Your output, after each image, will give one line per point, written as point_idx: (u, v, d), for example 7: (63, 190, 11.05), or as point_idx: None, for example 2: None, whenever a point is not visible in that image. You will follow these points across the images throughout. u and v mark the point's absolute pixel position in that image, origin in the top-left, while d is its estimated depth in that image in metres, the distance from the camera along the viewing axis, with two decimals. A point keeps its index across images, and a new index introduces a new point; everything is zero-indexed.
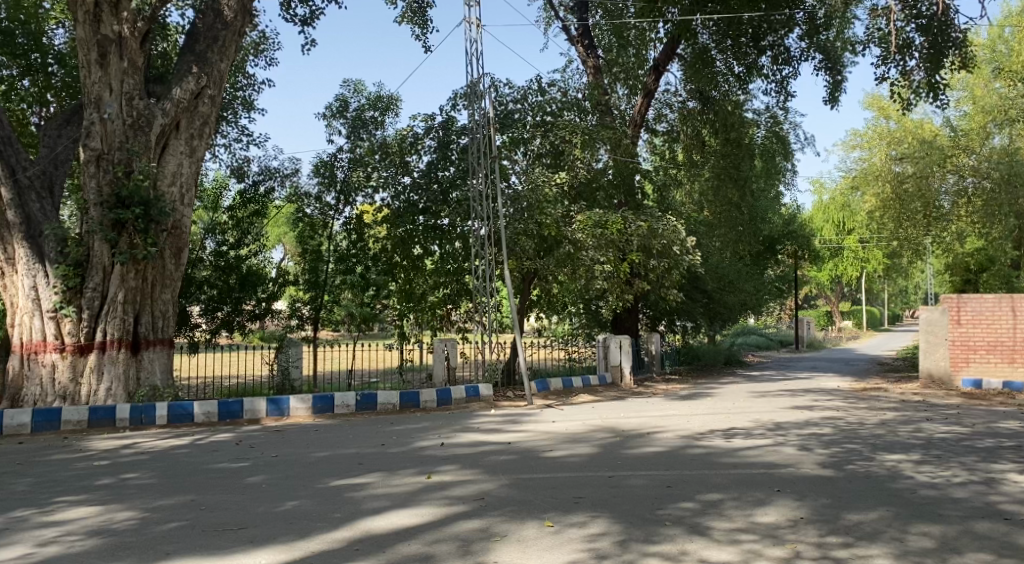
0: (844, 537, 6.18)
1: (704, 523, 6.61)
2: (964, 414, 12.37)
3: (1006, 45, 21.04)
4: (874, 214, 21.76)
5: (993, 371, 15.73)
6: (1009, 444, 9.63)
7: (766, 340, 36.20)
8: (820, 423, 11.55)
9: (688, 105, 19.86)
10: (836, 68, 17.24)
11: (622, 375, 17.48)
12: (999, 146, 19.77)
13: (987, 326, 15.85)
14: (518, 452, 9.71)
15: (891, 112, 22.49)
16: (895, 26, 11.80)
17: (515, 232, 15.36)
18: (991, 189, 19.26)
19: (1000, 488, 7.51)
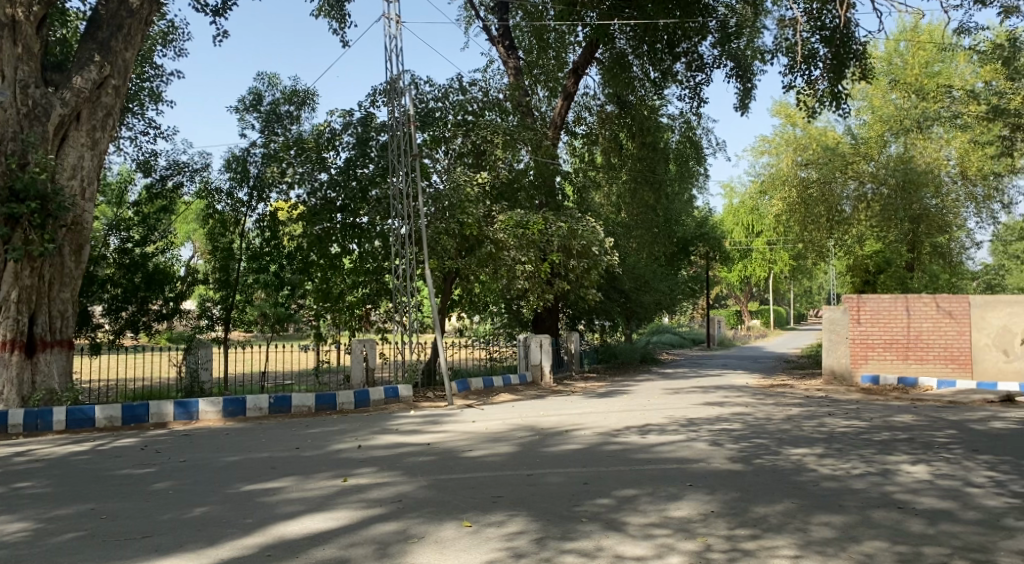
0: (752, 529, 6.39)
1: (620, 519, 6.71)
2: (862, 408, 13.01)
3: (902, 58, 22.18)
4: (781, 217, 22.83)
5: (890, 367, 16.59)
6: (902, 437, 10.18)
7: (680, 339, 37.18)
8: (730, 418, 11.93)
9: (607, 108, 20.24)
10: (746, 75, 17.74)
11: (542, 374, 17.56)
12: (895, 154, 20.86)
13: (884, 325, 16.69)
14: (436, 452, 9.63)
15: (797, 119, 23.38)
16: (799, 36, 12.25)
17: (436, 232, 15.19)
18: (887, 194, 20.46)
19: (895, 478, 7.92)
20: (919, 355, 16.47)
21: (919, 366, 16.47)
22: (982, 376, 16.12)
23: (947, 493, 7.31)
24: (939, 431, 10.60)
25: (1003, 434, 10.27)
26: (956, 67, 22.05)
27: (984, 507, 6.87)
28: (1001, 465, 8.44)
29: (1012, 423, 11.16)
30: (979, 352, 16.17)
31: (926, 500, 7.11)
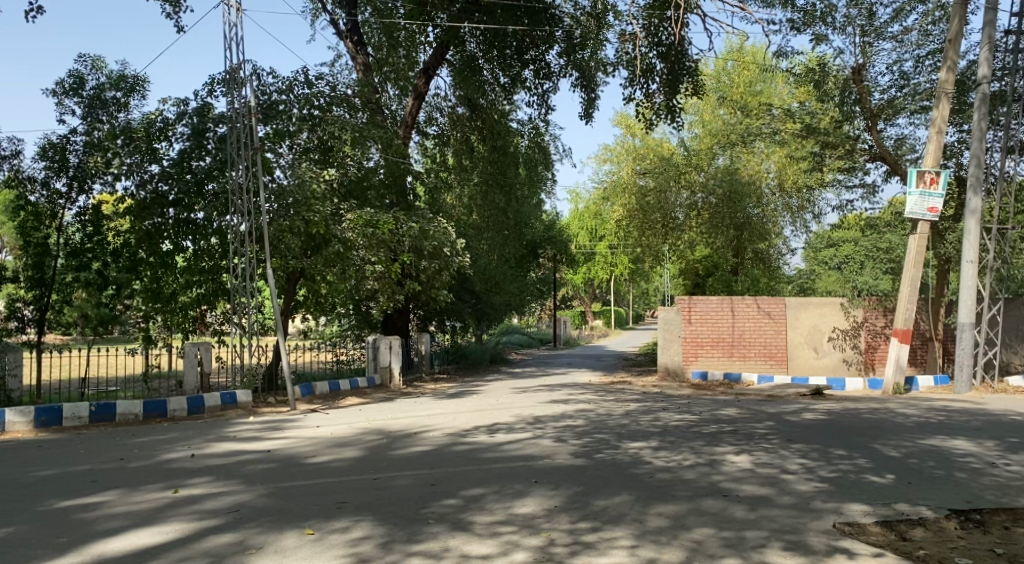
0: (593, 522, 6.64)
1: (467, 518, 6.76)
2: (693, 403, 13.87)
3: (728, 76, 23.92)
4: (622, 223, 23.99)
5: (717, 364, 17.78)
6: (728, 429, 10.95)
7: (527, 339, 38.08)
8: (574, 415, 12.31)
9: (458, 110, 20.32)
10: (590, 86, 18.37)
11: (391, 376, 17.33)
12: (723, 166, 22.24)
13: (711, 324, 17.89)
14: (278, 459, 9.26)
15: (636, 130, 24.41)
16: (639, 51, 12.81)
17: (279, 229, 14.54)
18: (715, 204, 21.99)
19: (721, 468, 8.50)
20: (743, 353, 17.75)
21: (742, 362, 17.76)
22: (795, 370, 17.75)
23: (765, 480, 7.94)
24: (760, 423, 11.49)
25: (813, 424, 11.29)
26: (775, 87, 24.04)
27: (797, 492, 7.52)
28: (812, 452, 9.27)
29: (821, 414, 12.29)
30: (793, 349, 17.73)
31: (748, 487, 7.68)
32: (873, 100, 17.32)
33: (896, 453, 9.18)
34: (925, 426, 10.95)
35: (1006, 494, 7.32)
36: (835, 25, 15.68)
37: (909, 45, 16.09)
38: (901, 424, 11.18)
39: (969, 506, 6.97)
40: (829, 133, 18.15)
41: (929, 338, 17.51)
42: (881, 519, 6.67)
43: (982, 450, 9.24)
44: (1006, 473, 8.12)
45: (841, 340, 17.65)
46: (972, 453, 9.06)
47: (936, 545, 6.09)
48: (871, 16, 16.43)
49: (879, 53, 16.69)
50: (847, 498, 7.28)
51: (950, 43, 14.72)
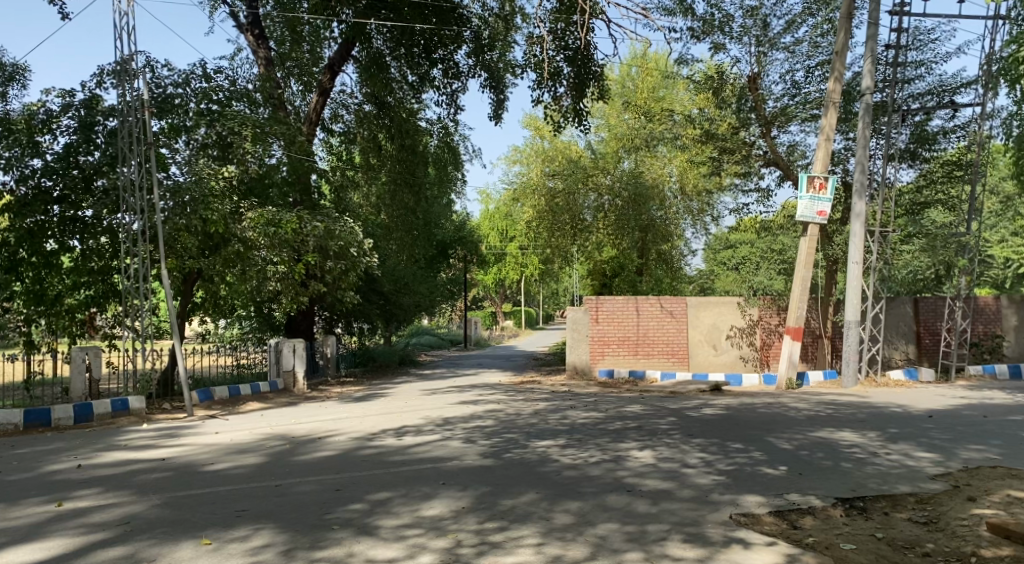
0: (500, 521, 6.66)
1: (372, 523, 6.66)
2: (600, 401, 14.13)
3: (633, 82, 24.54)
4: (532, 224, 24.29)
5: (623, 362, 18.16)
6: (632, 426, 11.21)
7: (437, 340, 37.91)
8: (483, 416, 12.32)
9: (364, 107, 19.73)
10: (499, 87, 18.42)
11: (295, 380, 16.87)
12: (628, 169, 22.82)
13: (617, 323, 18.24)
14: (173, 468, 8.87)
15: (545, 132, 24.59)
16: (547, 54, 12.92)
17: (175, 228, 14.01)
18: (621, 206, 22.53)
19: (625, 464, 8.69)
20: (646, 351, 18.19)
21: (646, 360, 18.20)
22: (696, 367, 18.35)
23: (667, 475, 8.17)
24: (663, 419, 11.81)
25: (712, 419, 11.69)
26: (678, 94, 24.74)
27: (697, 485, 7.76)
28: (711, 446, 9.59)
29: (720, 409, 12.74)
30: (694, 347, 18.33)
31: (651, 482, 7.88)
32: (767, 107, 18.10)
33: (788, 445, 9.61)
34: (815, 419, 11.51)
35: (887, 481, 7.78)
36: (731, 35, 16.29)
37: (801, 55, 16.88)
38: (793, 417, 11.71)
39: (853, 493, 7.37)
40: (727, 139, 18.66)
41: (818, 335, 18.46)
42: (774, 509, 6.97)
43: (866, 441, 9.79)
44: (888, 462, 8.62)
45: (739, 337, 18.34)
46: (857, 444, 9.59)
47: (823, 531, 6.43)
48: (765, 27, 17.13)
49: (772, 64, 17.46)
50: (743, 490, 7.57)
51: (837, 55, 15.53)
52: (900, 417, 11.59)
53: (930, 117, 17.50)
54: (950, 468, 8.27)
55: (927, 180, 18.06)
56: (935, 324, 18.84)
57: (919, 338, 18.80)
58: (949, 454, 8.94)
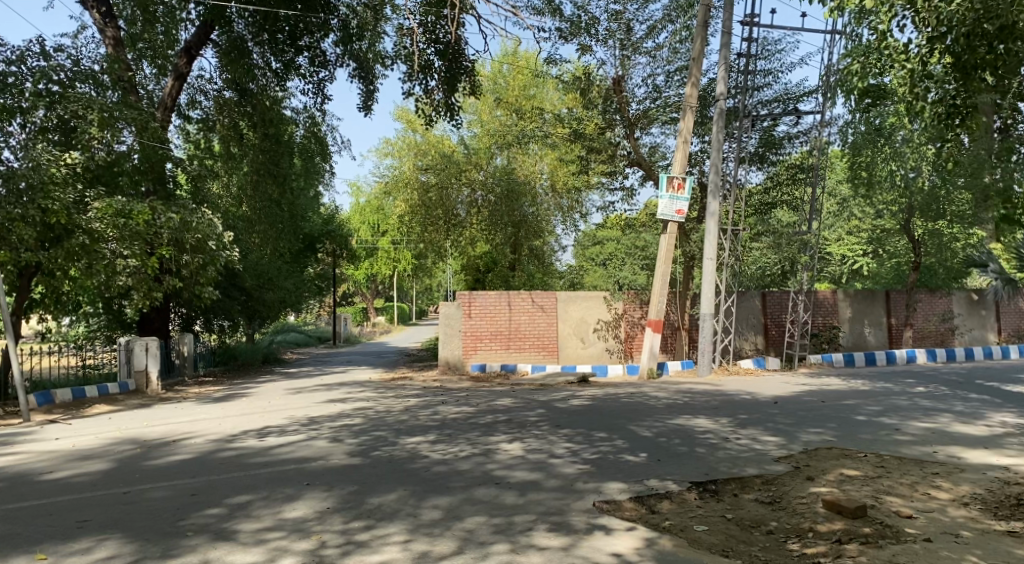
0: (366, 520, 6.56)
1: (231, 527, 6.39)
2: (470, 395, 14.18)
3: (504, 79, 24.58)
4: (404, 218, 24.03)
5: (494, 356, 18.30)
6: (502, 419, 11.32)
7: (305, 337, 36.84)
8: (351, 414, 12.08)
9: (224, 94, 19.00)
10: (369, 78, 18.03)
11: (148, 381, 15.92)
12: (501, 166, 22.95)
13: (490, 317, 18.34)
14: (6, 478, 8.15)
15: (417, 125, 24.35)
16: (416, 46, 12.72)
17: (8, 218, 12.80)
18: (494, 202, 22.74)
19: (494, 457, 8.77)
20: (518, 345, 18.46)
21: (518, 354, 18.46)
22: (565, 360, 18.80)
23: (535, 466, 8.32)
24: (531, 411, 12.01)
25: (578, 410, 12.01)
26: (547, 92, 25.15)
27: (562, 475, 7.96)
28: (577, 436, 9.86)
29: (586, 400, 13.11)
30: (563, 340, 18.78)
31: (519, 474, 8.00)
32: (630, 109, 18.86)
33: (648, 433, 10.03)
34: (674, 407, 12.07)
35: (736, 465, 8.27)
36: (597, 37, 16.76)
37: (661, 60, 17.59)
38: (653, 406, 12.24)
39: (706, 477, 7.79)
40: (594, 139, 19.17)
41: (677, 327, 19.46)
42: (634, 495, 7.25)
43: (719, 427, 10.37)
44: (738, 446, 9.17)
45: (605, 331, 19.04)
46: (710, 430, 10.14)
47: (679, 515, 6.76)
48: (628, 31, 17.74)
49: (635, 67, 18.10)
50: (606, 478, 7.83)
51: (695, 61, 16.30)
52: (749, 404, 12.36)
53: (777, 123, 18.71)
54: (793, 450, 8.90)
55: (774, 182, 19.28)
56: (779, 316, 20.21)
57: (767, 329, 20.11)
58: (792, 437, 9.62)
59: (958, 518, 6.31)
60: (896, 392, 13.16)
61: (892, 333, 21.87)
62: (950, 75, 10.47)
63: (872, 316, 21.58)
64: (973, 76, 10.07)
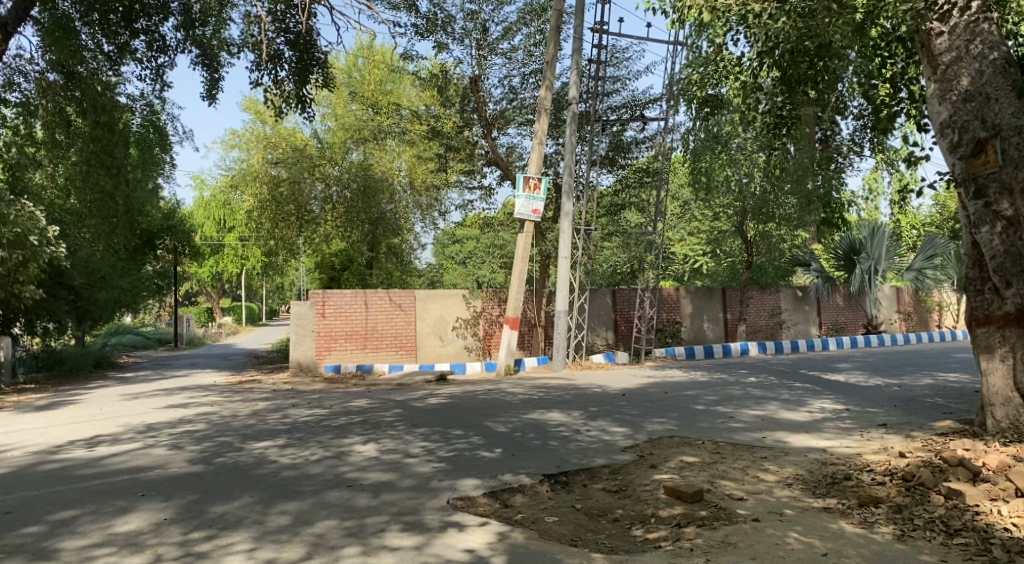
0: (207, 530, 6.23)
1: (52, 546, 5.88)
2: (323, 397, 13.80)
3: (359, 73, 24.66)
4: (253, 214, 23.07)
5: (349, 357, 17.88)
6: (356, 420, 11.11)
7: (142, 340, 34.52)
8: (193, 420, 11.44)
9: (49, 77, 16.90)
10: (214, 65, 16.83)
11: None
12: (357, 161, 22.41)
13: (345, 316, 17.89)
14: None
15: (266, 117, 23.48)
16: (264, 36, 12.21)
17: None
18: (350, 198, 22.26)
19: (347, 459, 8.59)
20: (375, 345, 18.15)
21: (374, 354, 18.14)
22: (423, 358, 18.72)
23: (389, 466, 8.22)
24: (387, 411, 11.85)
25: (434, 409, 11.98)
26: (404, 88, 25.08)
27: (417, 474, 7.90)
28: (433, 435, 9.84)
29: (443, 399, 13.10)
30: (421, 339, 18.69)
31: (372, 475, 7.88)
32: (487, 109, 18.99)
33: (504, 428, 10.17)
34: (529, 403, 12.31)
35: (586, 456, 8.54)
36: (453, 35, 16.78)
37: (517, 61, 17.88)
38: (509, 402, 12.40)
39: (557, 469, 7.99)
40: (451, 138, 19.22)
41: (533, 324, 19.92)
42: (488, 490, 7.31)
43: (571, 420, 10.67)
44: (588, 438, 9.49)
45: (463, 329, 19.12)
46: (563, 423, 10.41)
47: (531, 508, 6.91)
48: (484, 31, 17.91)
49: (492, 68, 18.30)
50: (460, 474, 7.86)
51: (548, 64, 16.67)
52: (599, 397, 12.82)
53: (626, 128, 19.53)
54: (639, 440, 9.31)
55: (622, 184, 20.11)
56: (628, 312, 21.10)
57: (617, 325, 20.94)
58: (638, 427, 10.07)
59: (782, 497, 6.83)
60: (732, 382, 14.10)
61: (728, 328, 23.37)
62: (778, 89, 11.62)
63: (711, 312, 23.00)
64: (797, 89, 11.27)
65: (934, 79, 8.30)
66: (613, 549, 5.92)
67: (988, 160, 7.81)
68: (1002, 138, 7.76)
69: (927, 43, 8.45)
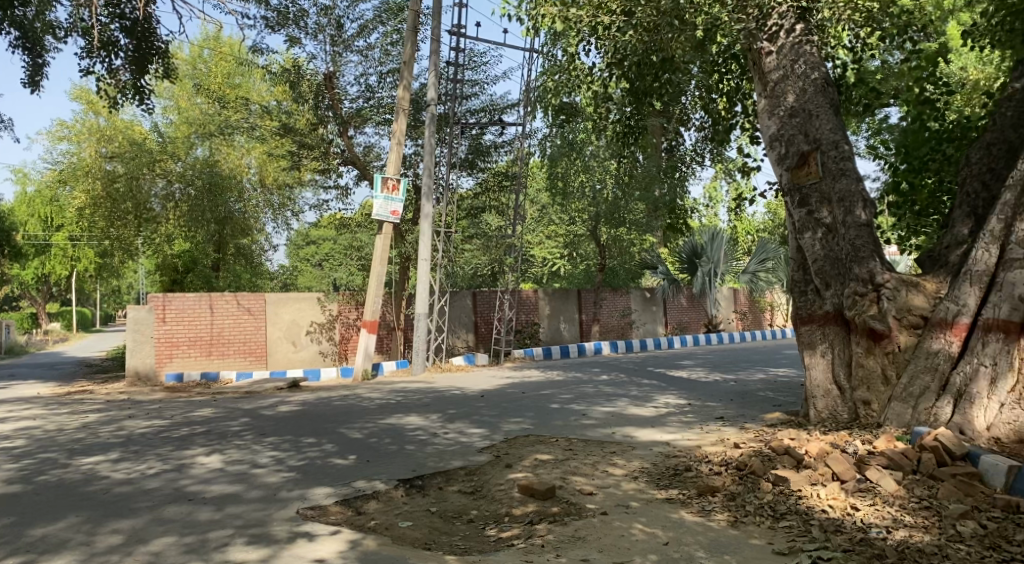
0: (24, 555, 5.69)
1: None
2: (164, 407, 12.99)
3: (205, 65, 23.70)
4: (85, 212, 21.61)
5: (194, 364, 16.94)
6: (201, 430, 10.53)
7: None
8: (11, 435, 10.43)
9: None
10: (37, 50, 15.50)
11: None
12: (201, 157, 21.19)
13: (188, 322, 16.90)
14: None
15: (99, 108, 22.38)
16: (96, 21, 11.34)
17: None
18: (195, 195, 20.55)
19: (189, 471, 8.12)
20: (221, 351, 17.29)
21: (221, 361, 17.28)
22: (275, 365, 18.02)
23: (235, 478, 7.84)
24: (234, 420, 11.32)
25: (286, 416, 11.58)
26: (254, 82, 24.46)
27: (265, 484, 7.60)
28: (283, 443, 9.49)
29: (295, 405, 12.69)
30: (273, 345, 17.98)
31: (216, 487, 7.50)
32: (342, 107, 18.52)
33: (359, 434, 9.97)
34: (385, 407, 12.15)
35: (442, 458, 8.53)
36: (306, 30, 16.30)
37: (373, 60, 17.62)
38: (366, 407, 12.19)
39: (412, 473, 7.92)
40: (306, 135, 18.70)
41: (392, 327, 19.62)
42: (340, 498, 7.14)
43: (428, 423, 10.62)
44: (444, 440, 9.47)
45: (318, 333, 18.60)
46: (420, 427, 10.35)
47: (384, 513, 6.81)
48: (339, 28, 17.53)
49: (347, 65, 17.93)
50: (312, 483, 7.63)
51: (405, 64, 16.52)
52: (457, 399, 12.84)
53: (485, 131, 19.72)
54: (495, 440, 9.40)
55: (482, 188, 20.37)
56: (488, 313, 21.33)
57: (476, 327, 21.08)
58: (494, 428, 10.18)
59: (629, 490, 7.11)
60: (585, 381, 14.51)
61: (583, 328, 24.12)
62: (627, 100, 12.20)
63: (567, 313, 23.62)
64: (644, 100, 11.88)
65: (764, 95, 8.96)
66: (466, 551, 5.92)
67: (810, 171, 8.51)
68: (822, 151, 8.46)
69: (759, 62, 9.15)
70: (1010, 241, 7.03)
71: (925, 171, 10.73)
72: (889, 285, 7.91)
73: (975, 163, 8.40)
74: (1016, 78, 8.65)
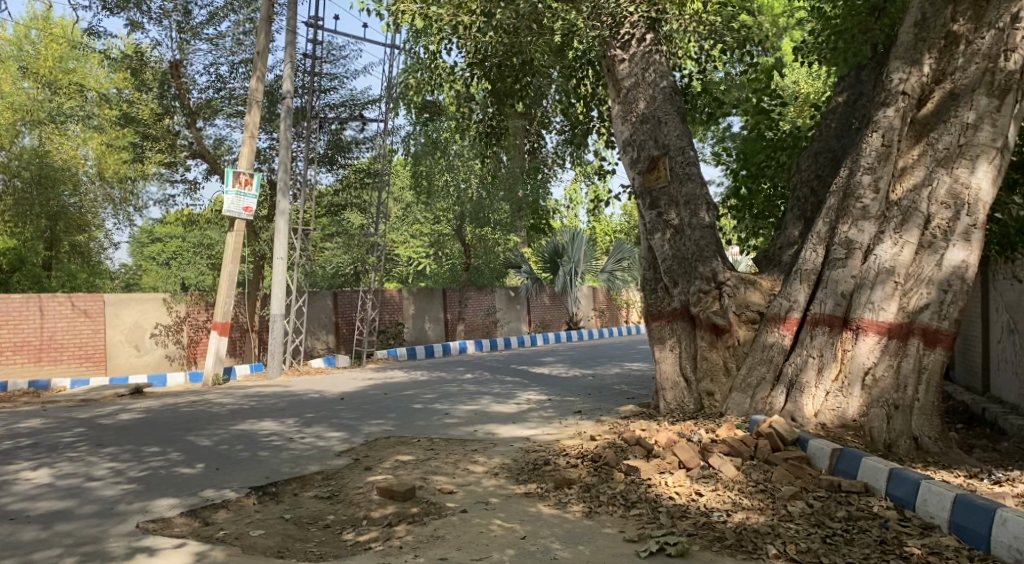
0: None
1: None
2: None
3: (32, 46, 21.50)
4: None
5: (21, 372, 15.49)
6: (26, 443, 9.65)
7: None
8: None
9: None
10: None
11: None
12: (30, 146, 19.49)
13: (13, 326, 15.42)
14: None
15: None
16: None
17: None
18: (21, 188, 18.95)
19: (12, 489, 7.42)
20: (53, 357, 15.95)
21: (52, 367, 15.94)
22: (115, 371, 16.86)
23: (66, 493, 7.25)
24: (66, 431, 10.46)
25: (126, 425, 10.83)
26: (90, 68, 22.81)
27: (101, 498, 7.08)
28: (122, 454, 8.88)
29: (137, 413, 11.90)
30: (113, 349, 16.82)
31: (44, 504, 6.90)
32: (190, 97, 17.62)
33: (207, 442, 9.49)
34: (238, 412, 11.65)
35: (298, 464, 8.27)
36: (149, 15, 15.33)
37: (224, 49, 16.82)
38: (216, 413, 11.64)
39: (266, 480, 7.63)
40: (149, 125, 17.53)
41: (246, 329, 18.69)
42: (185, 509, 6.76)
43: (283, 428, 10.27)
44: (301, 445, 9.19)
45: (164, 336, 17.54)
46: (275, 432, 9.99)
47: (234, 523, 6.51)
48: (186, 14, 16.65)
49: (195, 53, 16.99)
50: (154, 495, 7.18)
51: (259, 55, 15.86)
52: (316, 402, 12.49)
53: (345, 127, 19.31)
54: (354, 443, 9.22)
55: (343, 184, 19.90)
56: (349, 315, 20.91)
57: (337, 328, 20.60)
58: (353, 430, 9.98)
59: (488, 487, 7.18)
60: (449, 380, 14.52)
61: (448, 327, 24.12)
62: (488, 101, 12.33)
63: (432, 312, 23.54)
64: (505, 102, 12.01)
65: (617, 100, 9.28)
66: (321, 556, 5.77)
67: (658, 175, 8.93)
68: (669, 156, 8.89)
69: (612, 68, 9.45)
70: (834, 241, 7.65)
71: (762, 177, 11.54)
72: (730, 283, 8.39)
73: (804, 170, 9.10)
74: (838, 92, 9.48)
